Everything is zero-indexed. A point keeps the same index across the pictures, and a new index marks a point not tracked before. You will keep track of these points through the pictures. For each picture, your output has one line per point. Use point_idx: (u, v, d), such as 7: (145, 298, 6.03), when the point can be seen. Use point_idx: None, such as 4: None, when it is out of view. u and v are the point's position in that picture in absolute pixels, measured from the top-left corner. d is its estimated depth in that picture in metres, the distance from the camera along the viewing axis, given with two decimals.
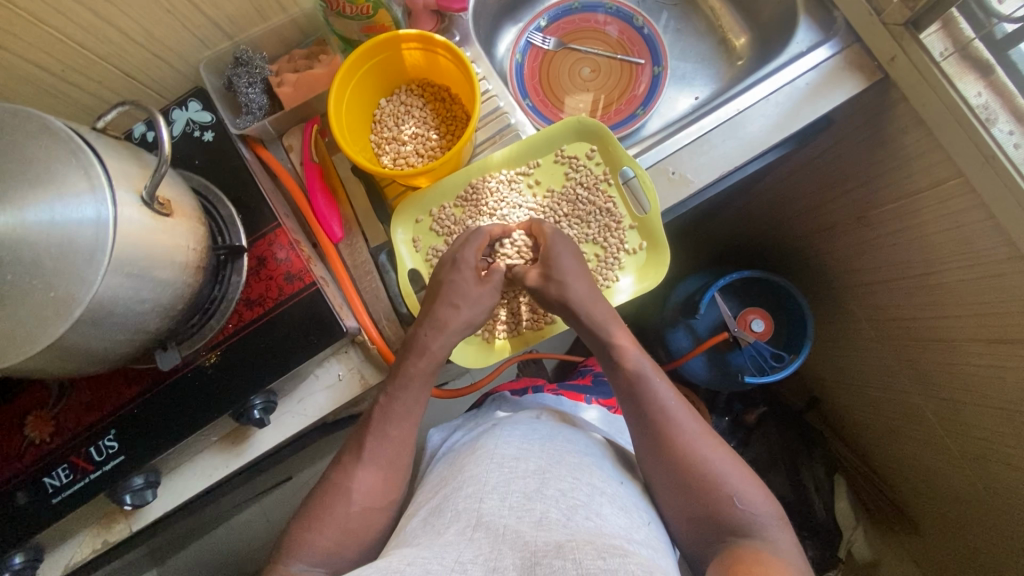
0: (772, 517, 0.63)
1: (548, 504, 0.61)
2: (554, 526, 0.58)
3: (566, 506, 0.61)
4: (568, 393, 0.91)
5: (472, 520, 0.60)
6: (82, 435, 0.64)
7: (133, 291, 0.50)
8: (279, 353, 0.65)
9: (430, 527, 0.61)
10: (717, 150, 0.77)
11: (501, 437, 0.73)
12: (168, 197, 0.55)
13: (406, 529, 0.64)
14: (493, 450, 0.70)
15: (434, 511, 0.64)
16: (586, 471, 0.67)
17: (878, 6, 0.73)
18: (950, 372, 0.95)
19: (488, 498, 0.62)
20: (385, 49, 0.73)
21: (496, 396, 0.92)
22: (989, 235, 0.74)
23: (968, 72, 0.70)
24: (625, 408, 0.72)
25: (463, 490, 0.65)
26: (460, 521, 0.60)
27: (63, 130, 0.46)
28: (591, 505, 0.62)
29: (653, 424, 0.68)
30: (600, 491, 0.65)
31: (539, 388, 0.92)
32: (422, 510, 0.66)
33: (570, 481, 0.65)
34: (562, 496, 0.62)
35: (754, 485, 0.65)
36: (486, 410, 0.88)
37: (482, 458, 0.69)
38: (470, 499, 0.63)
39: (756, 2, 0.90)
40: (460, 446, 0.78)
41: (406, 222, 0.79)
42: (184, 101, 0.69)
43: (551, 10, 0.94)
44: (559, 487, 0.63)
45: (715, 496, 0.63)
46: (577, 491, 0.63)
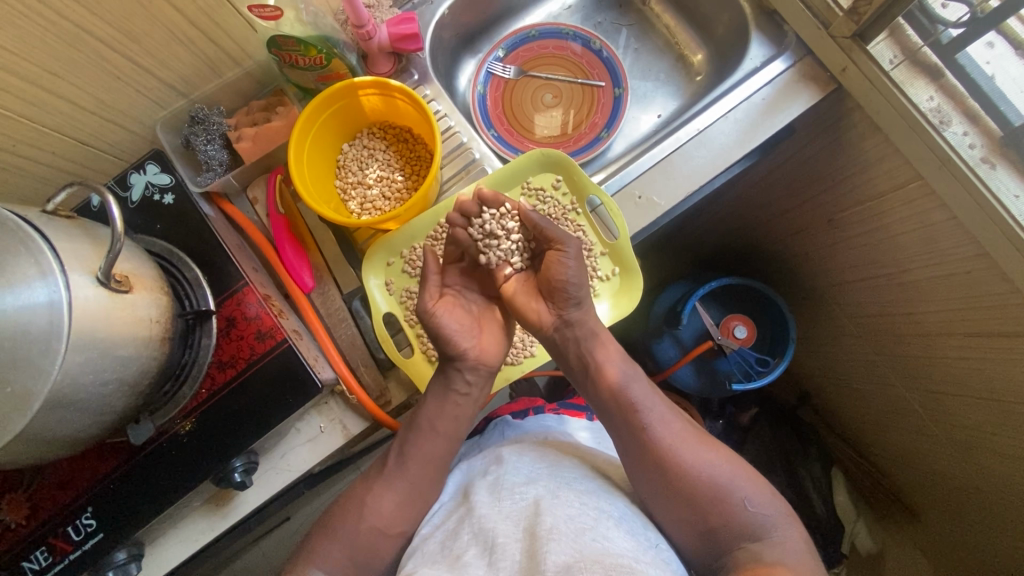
0: (782, 515, 0.65)
1: (557, 518, 0.60)
2: (560, 537, 0.57)
3: (574, 526, 0.59)
4: (569, 410, 0.89)
5: (486, 544, 0.60)
6: (58, 515, 0.63)
7: (95, 375, 0.49)
8: (256, 413, 0.64)
9: (447, 552, 0.62)
10: (680, 171, 0.77)
11: (502, 465, 0.73)
12: (126, 270, 0.55)
13: (422, 558, 0.63)
14: (501, 479, 0.70)
15: (449, 538, 0.64)
16: (596, 495, 0.66)
17: (826, 20, 0.74)
18: (931, 365, 0.96)
19: (502, 522, 0.62)
20: (342, 97, 0.73)
21: (498, 420, 0.89)
22: (953, 233, 0.76)
23: (919, 77, 0.71)
24: (611, 425, 0.72)
25: (477, 514, 0.65)
26: (476, 544, 0.61)
27: (11, 219, 0.46)
28: (599, 527, 0.60)
29: (654, 442, 0.68)
30: (607, 514, 0.63)
31: (540, 409, 0.88)
32: (438, 534, 0.66)
33: (578, 502, 0.64)
34: (569, 516, 0.60)
35: (755, 486, 0.66)
36: (490, 433, 0.87)
37: (494, 487, 0.69)
38: (485, 523, 0.63)
39: (710, 18, 0.92)
40: (467, 472, 0.77)
41: (377, 267, 0.78)
42: (142, 164, 0.68)
43: (509, 39, 0.94)
44: (566, 509, 0.62)
45: (718, 504, 0.64)
46: (584, 515, 0.61)
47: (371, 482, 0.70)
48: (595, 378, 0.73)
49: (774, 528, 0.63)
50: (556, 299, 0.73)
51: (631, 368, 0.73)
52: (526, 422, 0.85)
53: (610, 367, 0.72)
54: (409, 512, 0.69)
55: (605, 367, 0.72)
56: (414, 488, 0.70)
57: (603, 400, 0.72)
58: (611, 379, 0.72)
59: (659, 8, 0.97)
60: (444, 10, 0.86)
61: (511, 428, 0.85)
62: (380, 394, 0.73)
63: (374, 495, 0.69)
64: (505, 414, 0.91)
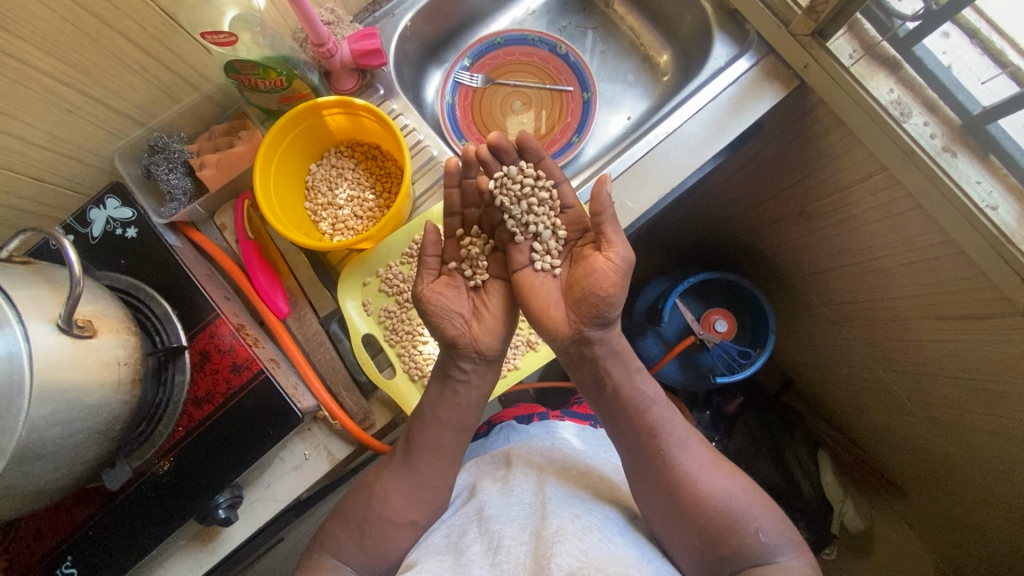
0: (791, 543, 0.66)
1: (564, 520, 0.61)
2: (567, 538, 0.58)
3: (581, 525, 0.61)
4: (574, 416, 0.89)
5: (493, 543, 0.61)
6: (36, 567, 0.61)
7: (62, 426, 0.47)
8: (237, 448, 0.63)
9: (452, 547, 0.64)
10: (653, 175, 0.78)
11: (508, 480, 0.72)
12: (89, 314, 0.53)
13: (426, 553, 0.65)
14: (508, 492, 0.70)
15: (455, 536, 0.66)
16: (601, 504, 0.70)
17: (785, 19, 0.74)
18: (907, 350, 0.98)
19: (509, 524, 0.64)
20: (306, 118, 0.71)
21: (504, 423, 0.90)
22: (920, 222, 0.77)
23: (878, 70, 0.72)
24: (631, 448, 0.70)
25: (484, 515, 0.66)
26: (481, 543, 0.62)
27: None
28: (605, 530, 0.63)
29: (672, 470, 0.67)
30: (613, 521, 0.67)
31: (544, 413, 0.87)
32: (443, 526, 0.70)
33: (586, 508, 0.66)
34: (576, 518, 0.62)
35: (768, 514, 0.67)
36: (494, 439, 0.87)
37: (503, 489, 0.71)
38: (492, 521, 0.65)
39: (673, 19, 0.92)
40: (480, 467, 0.80)
41: (353, 288, 0.76)
42: (101, 199, 0.66)
43: (474, 47, 0.93)
44: (573, 511, 0.64)
45: (730, 533, 0.65)
46: (590, 518, 0.64)
47: (361, 502, 0.69)
48: (618, 400, 0.70)
49: (780, 554, 0.65)
50: (583, 311, 0.68)
51: (653, 389, 0.71)
52: (529, 426, 0.85)
53: (629, 391, 0.70)
54: (404, 528, 0.68)
55: (623, 388, 0.70)
56: (405, 509, 0.69)
57: (621, 422, 0.70)
58: (634, 404, 0.69)
59: (622, 10, 0.97)
60: (407, 22, 0.85)
61: (515, 432, 0.85)
62: (363, 418, 0.72)
63: (366, 515, 0.68)
64: (511, 417, 0.91)
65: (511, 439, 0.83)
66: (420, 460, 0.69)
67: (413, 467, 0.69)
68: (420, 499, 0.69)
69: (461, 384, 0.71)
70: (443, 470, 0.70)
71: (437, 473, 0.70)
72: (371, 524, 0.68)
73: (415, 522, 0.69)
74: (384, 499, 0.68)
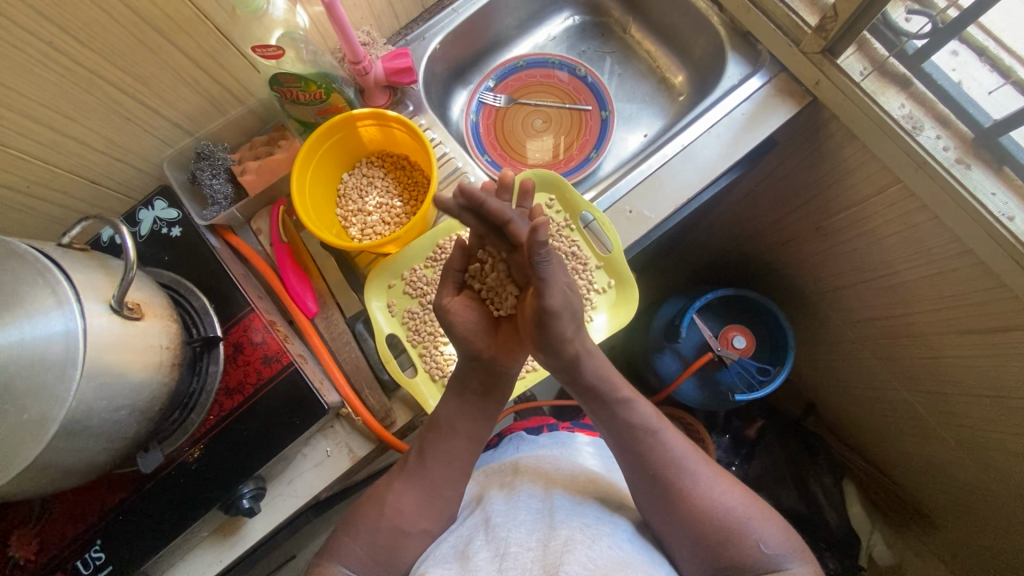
0: (797, 552, 0.64)
1: (572, 529, 0.62)
2: (576, 546, 0.58)
3: (590, 532, 0.62)
4: (582, 428, 0.89)
5: (500, 549, 0.61)
6: (66, 550, 0.63)
7: (107, 401, 0.50)
8: (264, 439, 0.65)
9: (458, 553, 0.64)
10: (669, 184, 0.80)
11: (515, 488, 0.73)
12: (138, 299, 0.56)
13: (432, 559, 0.65)
14: (514, 499, 0.71)
15: (462, 543, 0.66)
16: (610, 512, 0.71)
17: (796, 38, 0.77)
18: (931, 367, 0.97)
19: (516, 531, 0.64)
20: (341, 129, 0.76)
21: (513, 435, 0.90)
22: (937, 234, 0.78)
23: (889, 86, 0.74)
24: (628, 465, 0.71)
25: (491, 523, 0.67)
26: (487, 549, 0.62)
27: (29, 252, 0.47)
28: (614, 537, 0.63)
29: (668, 484, 0.68)
30: (621, 529, 0.67)
31: (553, 426, 0.88)
32: (450, 533, 0.70)
33: (595, 518, 0.66)
34: (583, 527, 0.63)
35: (771, 526, 0.65)
36: (504, 450, 0.87)
37: (510, 497, 0.72)
38: (500, 529, 0.65)
39: (687, 43, 0.96)
40: (485, 480, 0.81)
41: (379, 289, 0.79)
42: (150, 200, 0.71)
43: (497, 70, 0.98)
44: (580, 521, 0.64)
45: (731, 544, 0.64)
46: (598, 525, 0.65)
47: (371, 512, 0.69)
48: (612, 420, 0.71)
49: (785, 564, 0.63)
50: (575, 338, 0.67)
51: (647, 407, 0.72)
52: (539, 437, 0.86)
53: (622, 409, 0.71)
54: (416, 537, 0.69)
55: (617, 409, 0.71)
56: (422, 511, 0.69)
57: (617, 439, 0.71)
58: (627, 420, 0.71)
59: (639, 35, 1.02)
60: (436, 45, 0.90)
61: (524, 442, 0.85)
62: (384, 415, 0.73)
63: (378, 525, 0.68)
64: (519, 429, 0.91)
65: (523, 447, 0.84)
66: (431, 466, 0.70)
67: (423, 477, 0.70)
68: (430, 510, 0.70)
69: (477, 397, 0.71)
70: (453, 478, 0.71)
71: (453, 474, 0.71)
72: (382, 534, 0.68)
73: (426, 530, 0.69)
74: (396, 509, 0.69)
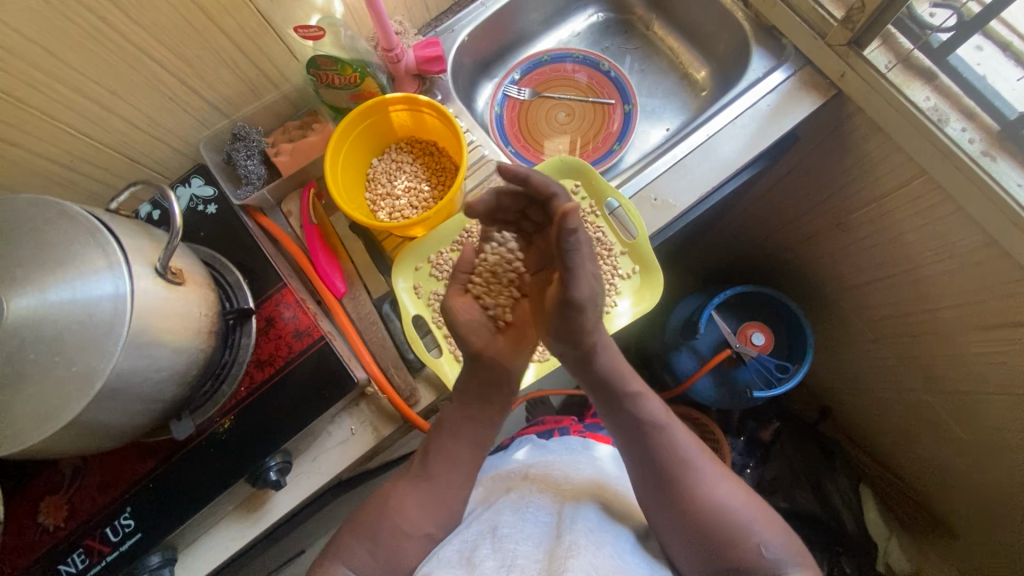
0: (795, 557, 0.64)
1: (578, 536, 0.62)
2: (581, 552, 0.59)
3: (594, 542, 0.62)
4: (593, 434, 0.89)
5: (505, 556, 0.61)
6: (96, 517, 0.63)
7: (150, 361, 0.51)
8: (292, 413, 0.66)
9: (465, 560, 0.62)
10: (694, 173, 0.81)
11: (521, 494, 0.73)
12: (180, 266, 0.58)
13: (435, 565, 0.63)
14: (520, 506, 0.70)
15: (468, 550, 0.63)
16: (615, 522, 0.71)
17: (822, 31, 0.79)
18: (954, 365, 0.96)
19: (521, 539, 0.64)
20: (374, 113, 0.78)
21: (523, 438, 0.91)
22: (961, 226, 0.78)
23: (914, 79, 0.75)
24: (634, 461, 0.70)
25: (497, 531, 0.65)
26: (494, 557, 0.61)
27: (81, 213, 0.49)
28: (616, 550, 0.63)
29: (674, 482, 0.67)
30: (623, 542, 0.67)
31: (565, 430, 0.89)
32: (455, 531, 0.71)
33: (598, 525, 0.67)
34: (589, 534, 0.63)
35: (773, 530, 0.65)
36: (513, 450, 0.88)
37: (515, 504, 0.71)
38: (506, 529, 0.66)
39: (710, 38, 0.97)
40: (493, 480, 0.80)
41: (406, 271, 0.80)
42: (187, 178, 0.73)
43: (523, 64, 1.00)
44: (585, 529, 0.64)
45: (733, 545, 0.63)
46: (602, 536, 0.64)
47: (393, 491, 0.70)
48: (620, 414, 0.70)
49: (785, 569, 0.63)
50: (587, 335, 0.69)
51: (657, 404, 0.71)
52: (550, 442, 0.86)
53: (632, 405, 0.70)
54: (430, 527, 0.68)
55: (627, 404, 0.70)
56: (444, 490, 0.70)
57: (625, 435, 0.71)
58: (636, 416, 0.70)
59: (662, 32, 1.04)
60: (464, 37, 0.92)
61: (536, 445, 0.86)
62: (409, 394, 0.73)
63: (401, 503, 0.68)
64: (529, 433, 0.92)
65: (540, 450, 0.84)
66: (435, 466, 0.70)
67: (445, 457, 0.70)
68: (452, 490, 0.70)
69: (501, 379, 0.72)
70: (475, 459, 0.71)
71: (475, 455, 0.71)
72: (405, 513, 0.68)
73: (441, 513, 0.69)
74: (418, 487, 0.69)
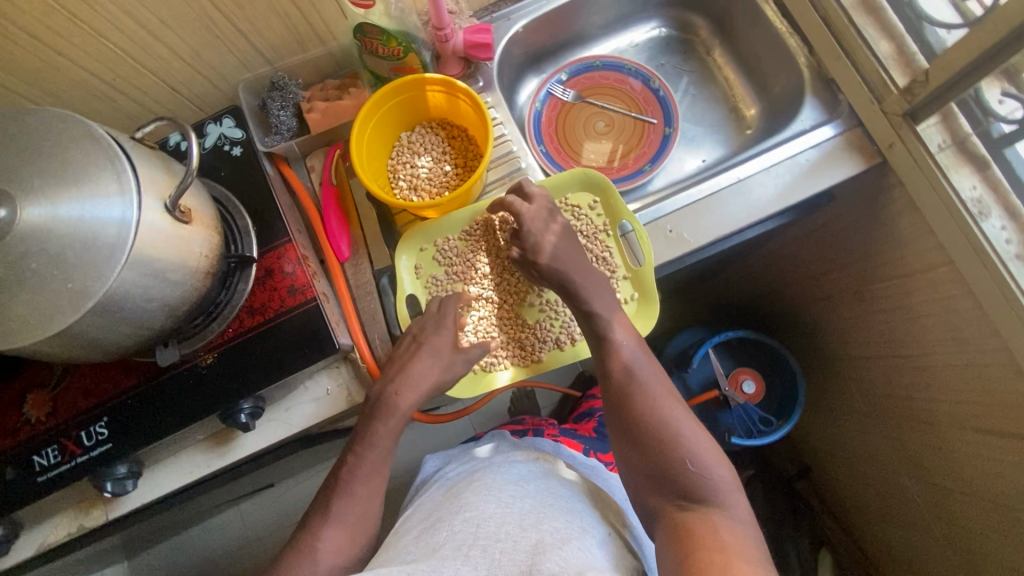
0: (730, 483, 0.62)
1: (545, 532, 0.62)
2: (549, 549, 0.59)
3: (560, 537, 0.62)
4: (567, 439, 0.88)
5: (466, 539, 0.61)
6: (74, 420, 0.67)
7: (142, 291, 0.53)
8: (269, 363, 0.68)
9: (425, 543, 0.63)
10: (715, 214, 0.79)
11: (484, 481, 0.72)
12: (190, 205, 0.60)
13: (397, 547, 0.65)
14: (482, 490, 0.70)
15: (429, 530, 0.66)
16: (581, 507, 0.70)
17: (879, 95, 0.76)
18: (940, 459, 0.93)
19: (484, 522, 0.64)
20: (410, 89, 0.78)
21: (496, 432, 0.91)
22: (978, 325, 0.76)
23: (964, 165, 0.71)
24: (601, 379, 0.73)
25: (459, 513, 0.67)
26: (456, 539, 0.62)
27: (104, 137, 0.51)
28: (582, 540, 0.63)
29: (626, 396, 0.69)
30: (590, 531, 0.66)
31: (539, 431, 0.89)
32: (413, 530, 0.68)
33: (563, 520, 0.65)
34: (555, 529, 0.63)
35: (712, 452, 0.64)
36: (483, 442, 0.88)
37: (477, 488, 0.71)
38: (467, 524, 0.64)
39: (768, 77, 0.94)
40: (453, 476, 0.79)
41: (410, 249, 0.81)
42: (219, 117, 0.74)
43: (573, 65, 0.99)
44: (553, 522, 0.64)
45: (664, 454, 0.64)
46: (569, 528, 0.64)
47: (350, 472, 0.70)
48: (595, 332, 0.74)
49: (717, 488, 0.61)
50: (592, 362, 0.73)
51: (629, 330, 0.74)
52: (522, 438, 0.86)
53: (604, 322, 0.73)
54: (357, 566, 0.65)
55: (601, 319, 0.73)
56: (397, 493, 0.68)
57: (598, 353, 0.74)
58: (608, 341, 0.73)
59: (721, 60, 1.01)
60: (519, 28, 0.91)
61: (507, 440, 0.86)
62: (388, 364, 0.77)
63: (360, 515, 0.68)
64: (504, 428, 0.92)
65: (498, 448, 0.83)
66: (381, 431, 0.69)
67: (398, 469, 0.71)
68: None
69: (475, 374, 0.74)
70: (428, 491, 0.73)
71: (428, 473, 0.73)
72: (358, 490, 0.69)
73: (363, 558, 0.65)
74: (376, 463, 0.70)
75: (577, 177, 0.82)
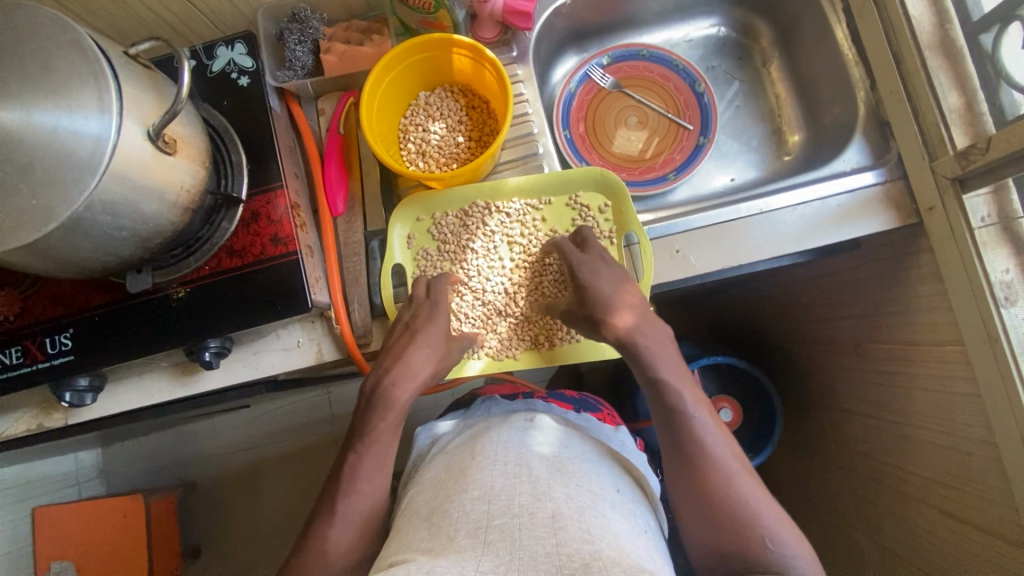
0: (808, 560, 0.58)
1: (559, 500, 0.55)
2: (571, 527, 0.51)
3: (575, 506, 0.54)
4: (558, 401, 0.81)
5: (480, 522, 0.53)
6: (41, 325, 0.67)
7: (113, 219, 0.51)
8: (241, 309, 0.66)
9: (436, 528, 0.55)
10: (726, 242, 0.75)
11: (484, 451, 0.63)
12: (178, 134, 0.57)
13: (406, 534, 0.57)
14: (484, 463, 0.60)
15: (436, 514, 0.57)
16: (590, 465, 0.63)
17: (933, 152, 0.70)
18: (897, 529, 0.91)
19: (496, 500, 0.55)
20: (436, 48, 0.73)
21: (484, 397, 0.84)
22: (971, 411, 0.72)
23: (1004, 245, 0.66)
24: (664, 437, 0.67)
25: (465, 489, 0.58)
26: (470, 526, 0.53)
27: (92, 49, 0.47)
28: (598, 506, 0.56)
29: (695, 460, 0.63)
30: (602, 493, 0.59)
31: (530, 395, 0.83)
32: (418, 509, 0.60)
33: (575, 485, 0.58)
34: (570, 496, 0.55)
35: (789, 529, 0.60)
36: (475, 410, 0.81)
37: (478, 461, 0.61)
38: (479, 503, 0.56)
39: (821, 105, 0.88)
40: (454, 446, 0.69)
41: (406, 218, 0.78)
42: (231, 41, 0.70)
43: (618, 49, 0.92)
44: (566, 488, 0.56)
45: (738, 529, 0.59)
46: (584, 492, 0.57)
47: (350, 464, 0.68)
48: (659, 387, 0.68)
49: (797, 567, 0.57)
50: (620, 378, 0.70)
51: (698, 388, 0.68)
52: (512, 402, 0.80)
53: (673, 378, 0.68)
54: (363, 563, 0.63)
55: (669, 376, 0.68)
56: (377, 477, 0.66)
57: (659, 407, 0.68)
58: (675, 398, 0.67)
59: (776, 75, 0.95)
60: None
61: (497, 405, 0.80)
62: (363, 333, 0.74)
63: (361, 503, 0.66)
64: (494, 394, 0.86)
65: (488, 417, 0.76)
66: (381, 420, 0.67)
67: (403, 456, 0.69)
68: None
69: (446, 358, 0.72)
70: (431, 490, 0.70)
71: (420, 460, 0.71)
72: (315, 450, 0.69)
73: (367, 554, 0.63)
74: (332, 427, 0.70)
75: (589, 176, 0.78)
